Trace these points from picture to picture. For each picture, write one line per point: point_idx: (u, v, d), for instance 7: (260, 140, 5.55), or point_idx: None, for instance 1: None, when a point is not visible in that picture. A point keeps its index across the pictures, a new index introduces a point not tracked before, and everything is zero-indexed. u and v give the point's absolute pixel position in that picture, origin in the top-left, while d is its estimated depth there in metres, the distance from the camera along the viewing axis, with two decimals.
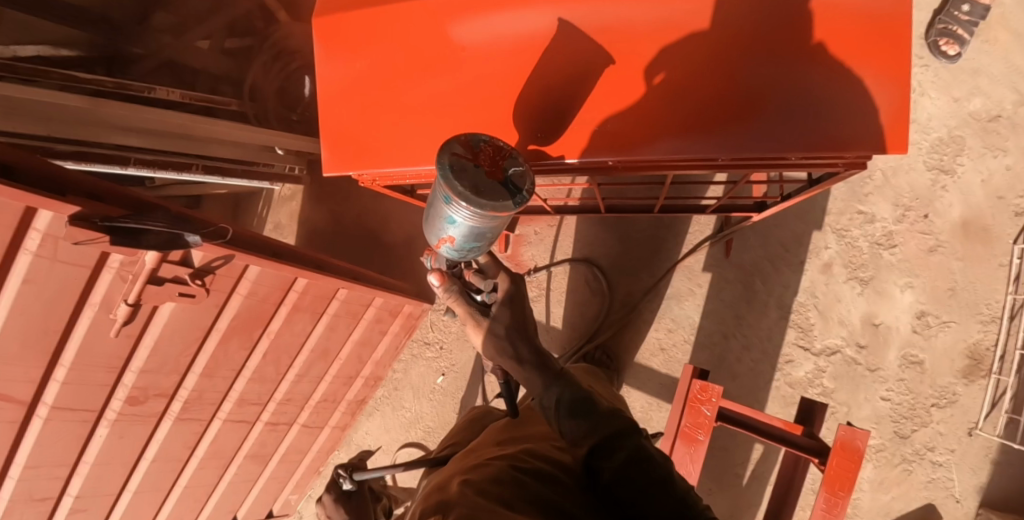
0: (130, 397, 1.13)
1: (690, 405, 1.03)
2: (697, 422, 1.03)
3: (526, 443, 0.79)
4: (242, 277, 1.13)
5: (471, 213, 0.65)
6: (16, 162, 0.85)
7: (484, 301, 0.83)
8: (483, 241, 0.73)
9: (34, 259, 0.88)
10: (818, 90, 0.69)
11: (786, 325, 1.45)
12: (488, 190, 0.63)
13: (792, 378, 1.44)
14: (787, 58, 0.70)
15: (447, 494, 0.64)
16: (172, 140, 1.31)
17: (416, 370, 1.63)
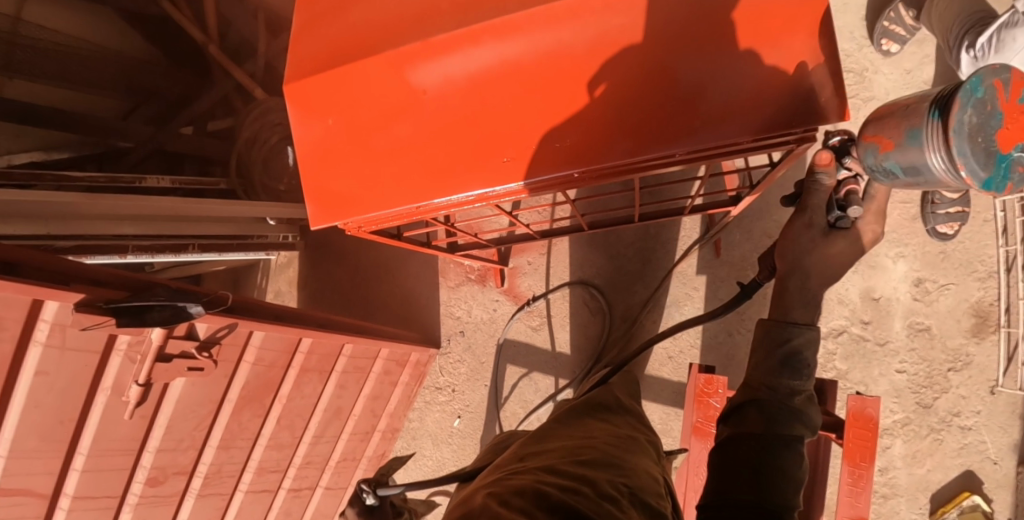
0: (150, 479, 1.13)
1: (700, 400, 1.05)
2: (709, 415, 1.05)
3: (549, 456, 0.78)
4: (247, 344, 1.15)
5: None
6: (18, 259, 0.88)
7: None
8: None
9: (44, 349, 0.91)
10: (761, 74, 0.73)
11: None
12: None
13: None
14: (727, 50, 0.73)
15: (470, 506, 0.63)
16: (166, 224, 1.36)
17: (431, 417, 1.63)
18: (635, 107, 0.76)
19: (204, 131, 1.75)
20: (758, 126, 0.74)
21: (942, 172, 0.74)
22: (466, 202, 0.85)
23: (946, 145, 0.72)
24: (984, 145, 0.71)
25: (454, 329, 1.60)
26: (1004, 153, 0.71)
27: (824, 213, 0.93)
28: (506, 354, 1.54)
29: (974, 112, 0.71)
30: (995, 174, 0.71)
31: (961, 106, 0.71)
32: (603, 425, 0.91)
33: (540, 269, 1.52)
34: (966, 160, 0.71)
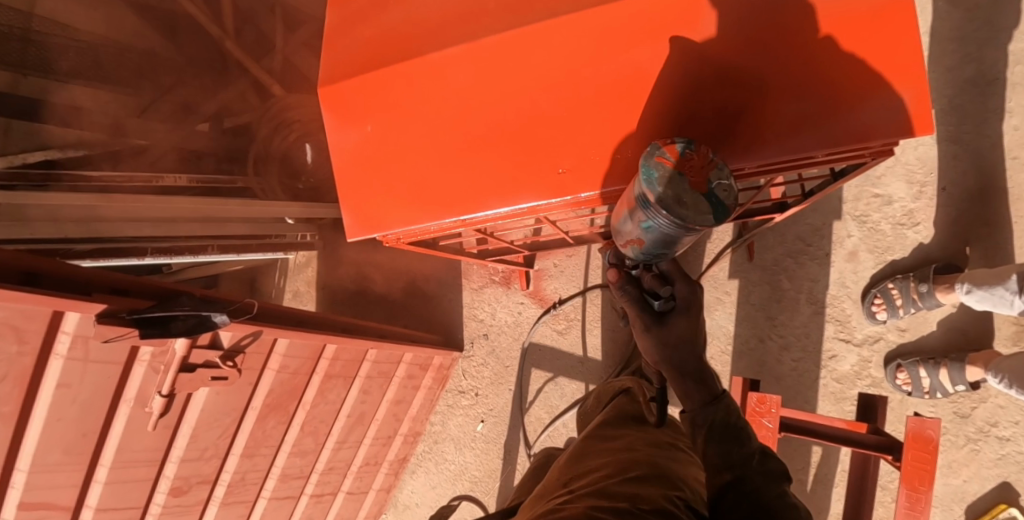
0: (173, 488, 1.11)
1: (752, 419, 1.02)
2: (761, 436, 1.02)
3: (595, 473, 0.75)
4: (272, 351, 1.12)
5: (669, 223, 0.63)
6: (38, 269, 0.85)
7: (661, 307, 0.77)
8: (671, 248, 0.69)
9: (66, 362, 0.87)
10: (832, 84, 0.69)
11: (822, 321, 1.44)
12: (691, 200, 0.62)
13: (838, 373, 1.43)
14: (795, 60, 0.70)
15: None
16: (184, 225, 1.33)
17: (455, 420, 1.60)
18: (697, 119, 0.72)
19: (221, 128, 1.72)
20: (832, 140, 0.69)
21: (671, 233, 0.65)
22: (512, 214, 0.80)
23: (662, 207, 0.62)
24: (694, 201, 0.62)
25: (477, 331, 1.56)
26: (706, 192, 0.62)
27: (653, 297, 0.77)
28: (531, 357, 1.51)
29: (676, 185, 0.62)
30: (718, 209, 0.62)
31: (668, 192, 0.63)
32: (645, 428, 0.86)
33: (566, 272, 1.48)
34: (688, 221, 0.62)
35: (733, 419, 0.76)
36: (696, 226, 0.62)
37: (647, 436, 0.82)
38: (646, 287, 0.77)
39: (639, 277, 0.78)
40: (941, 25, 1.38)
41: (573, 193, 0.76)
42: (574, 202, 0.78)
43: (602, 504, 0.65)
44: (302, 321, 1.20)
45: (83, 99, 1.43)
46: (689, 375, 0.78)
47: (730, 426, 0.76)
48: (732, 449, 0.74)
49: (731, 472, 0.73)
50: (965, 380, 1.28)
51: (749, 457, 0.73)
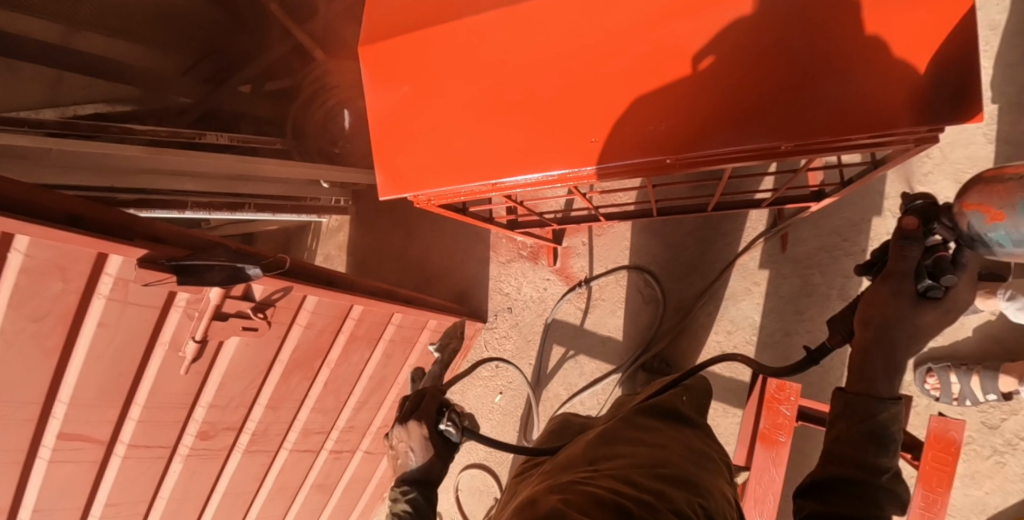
0: (200, 432, 1.15)
1: (768, 406, 1.07)
2: (776, 423, 1.07)
3: (621, 459, 0.72)
4: (301, 308, 1.14)
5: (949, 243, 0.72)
6: (84, 213, 0.88)
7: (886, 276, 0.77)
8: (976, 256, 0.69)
9: (107, 302, 0.91)
10: (878, 64, 0.67)
11: None
12: (971, 228, 0.69)
13: None
14: (843, 37, 0.67)
15: (542, 512, 0.58)
16: (224, 181, 1.37)
17: (473, 391, 1.62)
18: (733, 94, 0.70)
19: (263, 91, 1.75)
20: (874, 122, 0.67)
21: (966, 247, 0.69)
22: (540, 182, 0.80)
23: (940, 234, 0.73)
24: (972, 229, 0.69)
25: (502, 304, 1.58)
26: (995, 226, 0.68)
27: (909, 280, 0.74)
28: (553, 334, 1.52)
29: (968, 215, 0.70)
30: (994, 242, 0.68)
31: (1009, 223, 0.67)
32: (672, 429, 0.84)
33: (594, 252, 1.48)
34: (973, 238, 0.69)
35: (886, 425, 0.70)
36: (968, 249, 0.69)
37: (675, 439, 0.79)
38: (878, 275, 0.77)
39: (933, 247, 0.73)
40: (1006, 19, 1.31)
41: (603, 162, 0.76)
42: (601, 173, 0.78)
43: (625, 490, 0.62)
44: (331, 282, 1.23)
45: (133, 54, 1.48)
46: (875, 366, 0.73)
47: (879, 431, 0.70)
48: (869, 447, 0.69)
49: (851, 467, 0.70)
50: (997, 389, 1.24)
51: (876, 466, 0.69)
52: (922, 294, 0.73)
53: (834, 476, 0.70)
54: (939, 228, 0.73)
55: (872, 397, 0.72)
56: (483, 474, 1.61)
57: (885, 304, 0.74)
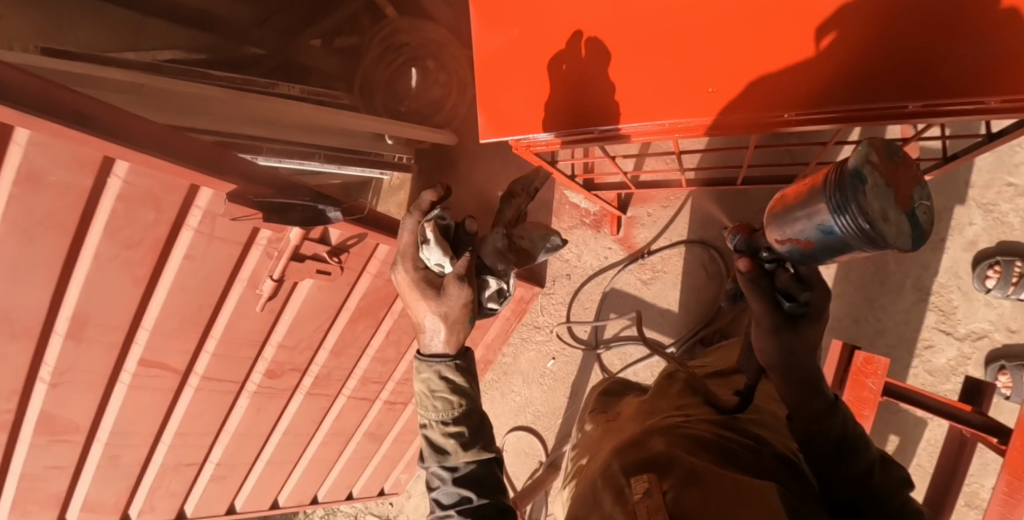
0: (268, 371, 1.19)
1: (853, 378, 1.02)
2: (861, 398, 1.02)
3: (710, 406, 0.77)
4: (372, 256, 1.16)
5: (841, 230, 0.51)
6: (178, 144, 0.90)
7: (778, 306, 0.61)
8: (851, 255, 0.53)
9: (195, 235, 0.94)
10: (1002, 33, 0.69)
11: (924, 308, 1.37)
12: (895, 219, 0.50)
13: (932, 365, 1.37)
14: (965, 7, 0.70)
15: (651, 450, 0.64)
16: (297, 129, 1.39)
17: (526, 355, 1.63)
18: (854, 52, 0.73)
19: (332, 46, 1.77)
20: (998, 86, 0.69)
21: (854, 241, 0.51)
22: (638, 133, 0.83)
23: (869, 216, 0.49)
24: (894, 218, 0.50)
25: (560, 271, 1.57)
26: (906, 213, 0.51)
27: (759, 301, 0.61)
28: (610, 304, 1.51)
29: (882, 197, 0.50)
30: (916, 232, 0.51)
31: (857, 194, 0.49)
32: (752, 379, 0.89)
33: (660, 223, 1.46)
34: (886, 238, 0.50)
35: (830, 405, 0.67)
36: (893, 248, 0.51)
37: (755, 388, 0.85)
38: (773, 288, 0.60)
39: (772, 271, 0.60)
40: None
41: (714, 113, 0.78)
42: (701, 129, 0.81)
43: (723, 434, 0.68)
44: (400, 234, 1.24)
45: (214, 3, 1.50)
46: (796, 386, 0.65)
47: (852, 438, 0.68)
48: (818, 435, 0.67)
49: (817, 452, 0.68)
50: None
51: (833, 443, 0.67)
52: (791, 317, 0.62)
53: (835, 477, 0.68)
54: (843, 214, 0.50)
55: (793, 403, 0.66)
56: (530, 437, 1.64)
57: (768, 345, 0.63)
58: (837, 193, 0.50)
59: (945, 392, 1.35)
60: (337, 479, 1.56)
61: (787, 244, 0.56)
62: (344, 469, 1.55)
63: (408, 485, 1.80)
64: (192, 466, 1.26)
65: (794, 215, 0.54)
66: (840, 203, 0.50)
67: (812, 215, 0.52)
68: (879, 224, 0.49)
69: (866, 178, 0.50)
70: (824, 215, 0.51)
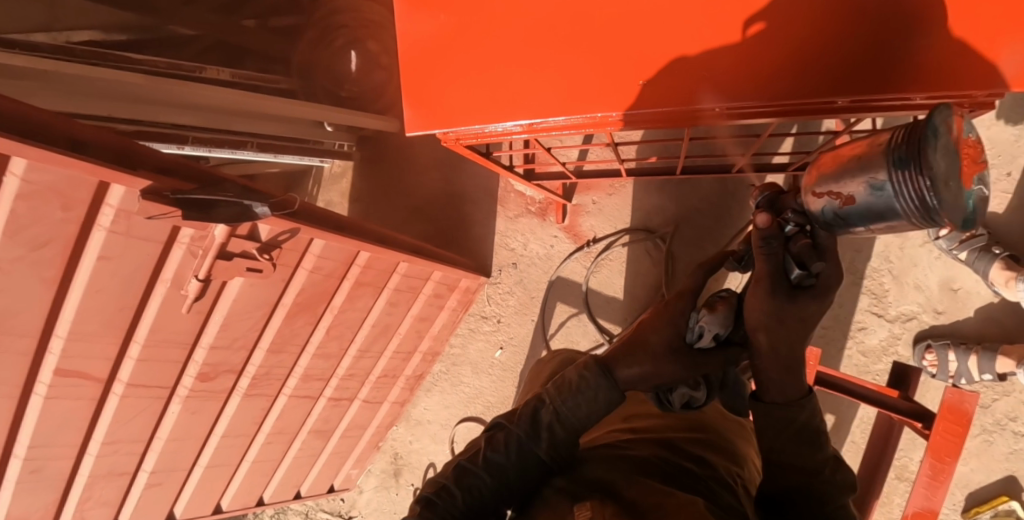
0: (201, 374, 1.14)
1: None
2: None
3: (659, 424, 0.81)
4: (307, 251, 1.12)
5: (889, 191, 0.51)
6: (85, 137, 0.83)
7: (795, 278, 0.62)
8: (885, 228, 0.55)
9: (108, 235, 0.87)
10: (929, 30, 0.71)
11: (858, 292, 1.41)
12: (955, 189, 0.49)
13: (865, 346, 1.41)
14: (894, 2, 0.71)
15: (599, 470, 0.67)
16: (227, 117, 1.31)
17: (474, 345, 1.62)
18: (787, 44, 0.74)
19: (267, 26, 1.68)
20: (922, 80, 0.71)
21: (902, 211, 0.51)
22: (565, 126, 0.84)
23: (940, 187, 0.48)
24: (957, 193, 0.49)
25: (507, 260, 1.56)
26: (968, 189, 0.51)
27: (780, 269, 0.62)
28: (558, 293, 1.51)
29: (954, 165, 0.49)
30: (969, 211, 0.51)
31: (926, 151, 0.48)
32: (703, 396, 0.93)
33: (603, 212, 1.45)
34: (945, 211, 0.49)
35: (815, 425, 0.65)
36: (943, 221, 0.50)
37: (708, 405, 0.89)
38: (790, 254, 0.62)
39: (790, 234, 0.61)
40: None
41: (649, 105, 0.78)
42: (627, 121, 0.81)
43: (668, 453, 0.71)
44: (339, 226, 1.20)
45: None
46: (779, 357, 0.64)
47: (803, 430, 0.65)
48: (799, 452, 0.64)
49: (791, 475, 0.65)
50: (993, 369, 1.26)
51: (811, 467, 0.64)
52: (792, 287, 0.63)
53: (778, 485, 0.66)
54: (903, 175, 0.49)
55: (778, 395, 0.65)
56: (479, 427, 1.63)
57: (761, 310, 0.63)
58: (901, 152, 0.50)
59: (877, 372, 1.41)
60: (282, 479, 1.52)
61: (825, 199, 0.56)
62: (290, 469, 1.51)
63: (358, 479, 1.77)
64: (124, 475, 1.20)
65: (849, 171, 0.53)
66: (901, 160, 0.50)
67: (868, 176, 0.52)
68: (951, 190, 0.48)
69: (937, 137, 0.48)
70: (875, 173, 0.51)
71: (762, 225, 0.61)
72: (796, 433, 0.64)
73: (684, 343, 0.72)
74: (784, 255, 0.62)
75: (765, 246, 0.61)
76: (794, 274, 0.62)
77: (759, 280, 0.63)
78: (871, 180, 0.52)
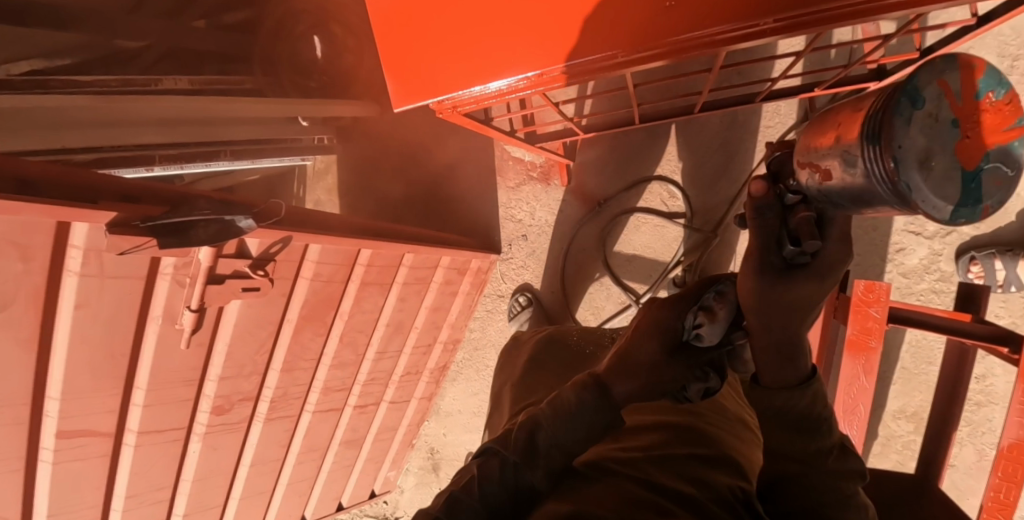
0: (215, 407, 1.06)
1: (857, 309, 0.97)
2: (866, 328, 0.97)
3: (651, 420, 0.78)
4: (303, 260, 1.05)
5: (871, 171, 0.40)
6: (31, 174, 0.72)
7: (789, 257, 0.53)
8: (869, 208, 0.44)
9: (80, 279, 0.78)
10: None
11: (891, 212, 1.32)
12: (939, 178, 0.37)
13: (906, 267, 1.33)
14: None
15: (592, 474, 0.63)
16: (191, 128, 1.20)
17: (494, 326, 1.54)
18: None
19: (219, 24, 1.56)
20: None
21: (876, 190, 0.40)
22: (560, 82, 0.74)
23: (900, 164, 0.37)
24: (944, 177, 0.37)
25: (515, 234, 1.47)
26: (971, 171, 0.37)
27: (765, 246, 0.54)
28: (574, 259, 1.42)
29: (933, 139, 0.37)
30: (965, 206, 0.38)
31: (897, 120, 0.37)
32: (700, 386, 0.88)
33: (610, 166, 1.37)
34: (917, 198, 0.38)
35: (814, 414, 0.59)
36: (922, 212, 0.39)
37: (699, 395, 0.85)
38: (788, 226, 0.52)
39: (790, 205, 0.52)
40: None
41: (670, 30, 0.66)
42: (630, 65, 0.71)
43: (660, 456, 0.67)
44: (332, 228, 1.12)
45: None
46: (778, 339, 0.57)
47: (806, 418, 0.59)
48: (788, 439, 0.60)
49: (785, 463, 0.61)
50: None
51: (804, 450, 0.60)
52: (784, 265, 0.54)
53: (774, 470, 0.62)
54: (874, 148, 0.39)
55: (773, 383, 0.60)
56: None
57: (748, 289, 0.55)
58: (873, 123, 0.39)
59: (923, 292, 1.32)
60: (321, 495, 1.46)
61: (807, 172, 0.47)
62: (326, 484, 1.45)
63: (398, 480, 1.72)
64: None
65: (822, 139, 0.44)
66: (871, 133, 0.39)
67: (842, 147, 0.42)
68: (909, 168, 0.37)
69: (919, 104, 0.37)
70: (850, 149, 0.41)
71: (755, 191, 0.52)
72: (791, 421, 0.60)
73: (682, 342, 0.65)
74: (771, 230, 0.53)
75: (755, 213, 0.52)
76: (794, 249, 0.53)
77: (744, 259, 0.56)
78: (836, 146, 0.42)
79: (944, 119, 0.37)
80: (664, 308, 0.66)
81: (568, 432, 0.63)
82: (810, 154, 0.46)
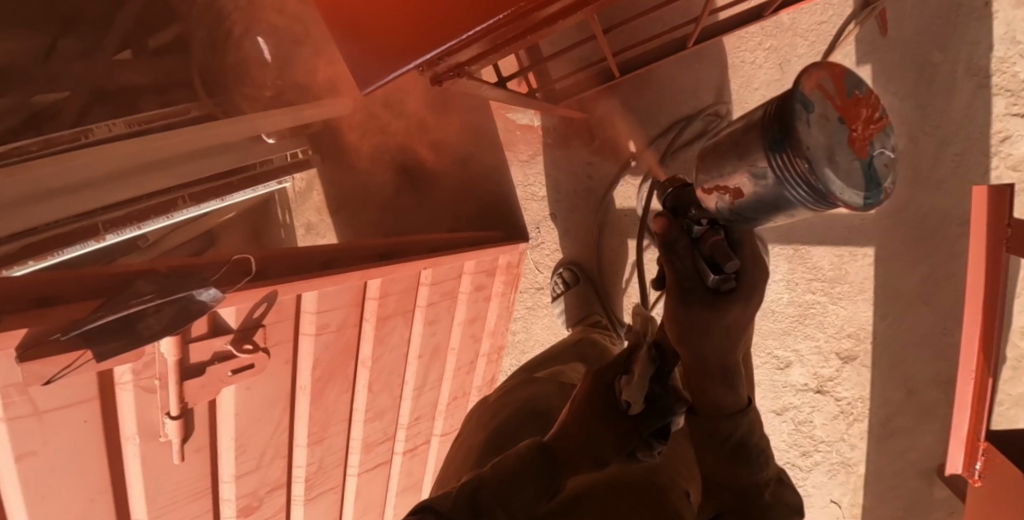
0: (243, 507, 0.90)
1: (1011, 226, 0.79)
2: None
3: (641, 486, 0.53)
4: (300, 313, 0.86)
5: (783, 168, 0.35)
6: None
7: (716, 281, 0.45)
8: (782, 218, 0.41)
9: (11, 427, 0.61)
10: None
11: (989, 96, 1.00)
12: (845, 173, 0.35)
13: (1016, 160, 1.00)
14: None
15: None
16: (132, 179, 0.99)
17: (540, 323, 1.32)
18: None
19: None
20: None
21: (788, 194, 0.36)
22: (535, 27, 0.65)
23: (811, 161, 0.34)
24: (844, 169, 0.34)
25: (541, 214, 1.26)
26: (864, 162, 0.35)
27: (689, 265, 0.46)
28: (612, 229, 1.21)
29: (831, 139, 0.34)
30: (870, 193, 0.35)
31: (800, 125, 0.34)
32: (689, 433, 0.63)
33: (636, 112, 1.16)
34: (830, 192, 0.34)
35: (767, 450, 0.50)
36: (836, 202, 0.35)
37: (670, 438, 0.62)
38: (705, 249, 0.45)
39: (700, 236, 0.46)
40: None
41: None
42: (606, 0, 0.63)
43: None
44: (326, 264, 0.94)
45: None
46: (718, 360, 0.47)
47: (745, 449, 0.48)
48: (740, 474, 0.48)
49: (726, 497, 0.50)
50: None
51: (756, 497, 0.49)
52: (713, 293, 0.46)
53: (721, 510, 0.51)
54: (779, 155, 0.35)
55: (708, 408, 0.49)
56: None
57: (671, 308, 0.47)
58: (774, 128, 0.35)
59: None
60: None
61: (716, 196, 0.42)
62: None
63: None
64: None
65: (728, 163, 0.40)
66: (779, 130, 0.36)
67: (744, 158, 0.38)
68: (826, 164, 0.34)
69: (814, 109, 0.34)
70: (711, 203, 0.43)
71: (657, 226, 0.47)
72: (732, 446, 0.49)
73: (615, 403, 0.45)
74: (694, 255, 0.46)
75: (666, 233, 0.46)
76: (723, 277, 0.45)
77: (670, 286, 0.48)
78: (745, 144, 0.38)
79: (886, 153, 0.35)
80: (623, 355, 0.48)
81: (522, 495, 0.43)
82: (726, 160, 0.40)
